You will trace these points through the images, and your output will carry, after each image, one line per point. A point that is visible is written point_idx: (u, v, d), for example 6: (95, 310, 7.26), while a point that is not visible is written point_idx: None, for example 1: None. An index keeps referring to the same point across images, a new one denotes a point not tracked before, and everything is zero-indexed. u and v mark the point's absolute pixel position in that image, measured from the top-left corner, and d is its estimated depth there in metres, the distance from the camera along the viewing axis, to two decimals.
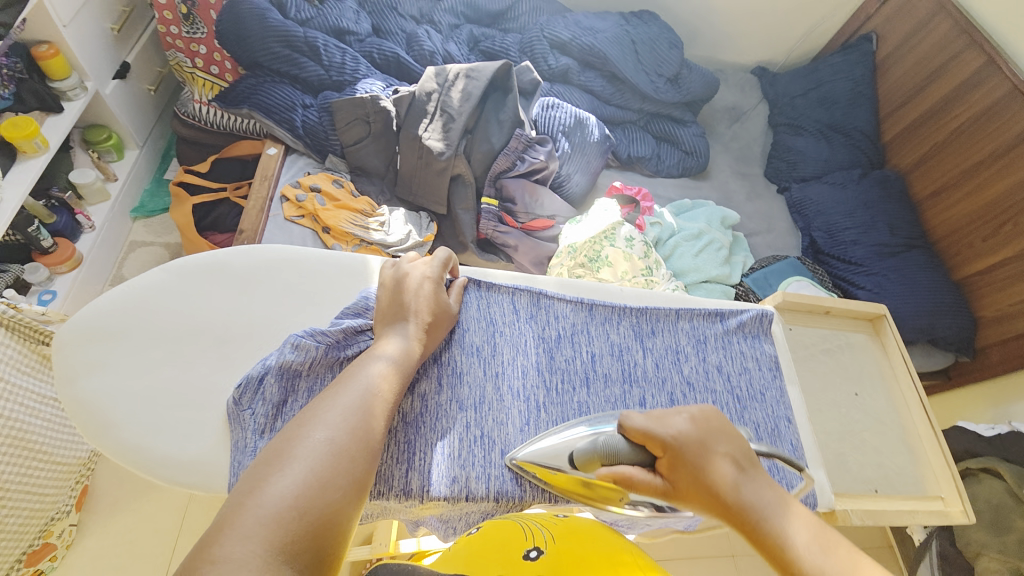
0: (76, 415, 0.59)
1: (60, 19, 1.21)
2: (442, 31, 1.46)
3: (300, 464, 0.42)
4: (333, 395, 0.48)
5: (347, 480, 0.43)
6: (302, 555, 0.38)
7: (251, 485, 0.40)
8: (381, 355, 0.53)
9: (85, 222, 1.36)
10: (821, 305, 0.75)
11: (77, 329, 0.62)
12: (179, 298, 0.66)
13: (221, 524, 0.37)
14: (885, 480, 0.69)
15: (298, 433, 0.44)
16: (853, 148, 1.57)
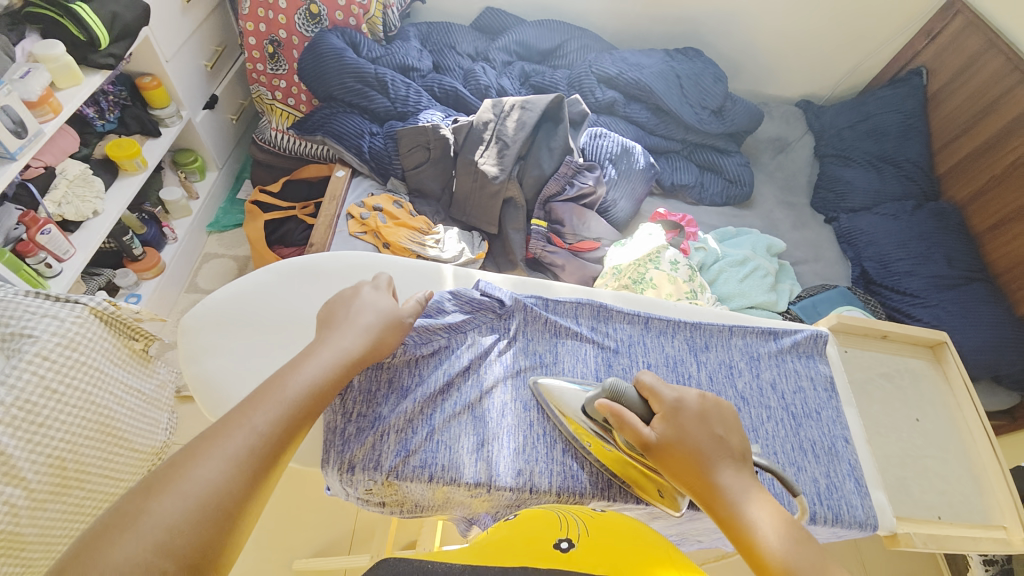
0: (195, 392, 0.65)
1: (164, 54, 1.36)
2: (497, 66, 1.57)
3: (213, 465, 0.44)
4: (260, 399, 0.50)
5: (249, 482, 0.45)
6: (190, 545, 0.40)
7: (170, 470, 0.43)
8: (315, 362, 0.55)
9: (169, 234, 1.51)
10: (878, 328, 0.75)
11: (201, 314, 0.69)
12: (284, 293, 0.71)
13: (123, 521, 0.39)
14: (949, 508, 0.67)
15: (217, 433, 0.47)
16: (904, 180, 1.55)
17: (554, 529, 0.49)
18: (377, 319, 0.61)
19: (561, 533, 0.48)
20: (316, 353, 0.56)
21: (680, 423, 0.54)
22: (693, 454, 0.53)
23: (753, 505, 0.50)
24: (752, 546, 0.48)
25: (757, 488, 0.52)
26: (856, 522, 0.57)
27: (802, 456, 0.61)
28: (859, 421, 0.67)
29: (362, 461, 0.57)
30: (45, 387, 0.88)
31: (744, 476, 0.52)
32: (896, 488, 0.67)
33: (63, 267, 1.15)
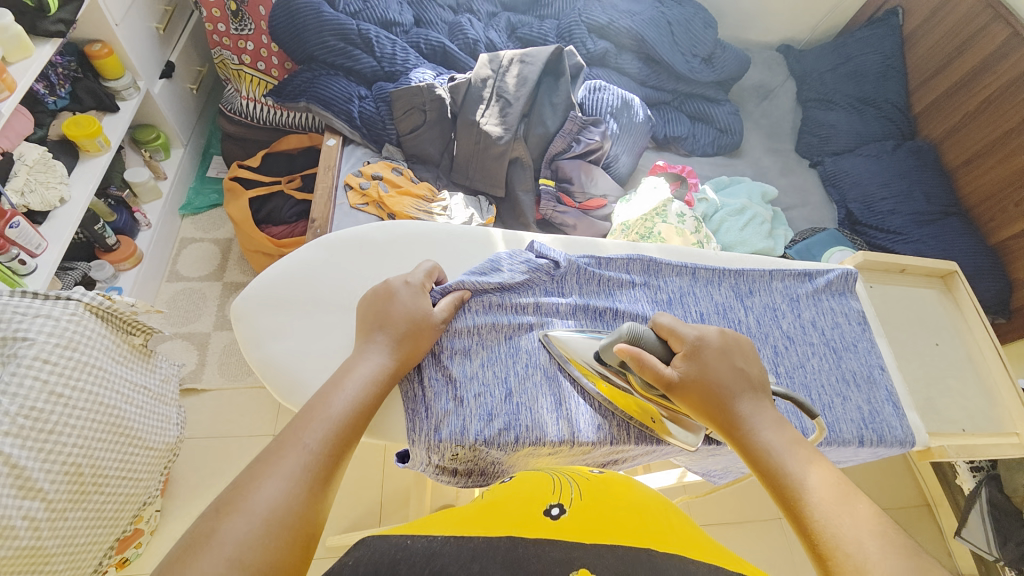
0: (263, 376, 0.62)
1: (113, 18, 1.21)
2: (482, 19, 1.48)
3: (276, 484, 0.43)
4: (311, 417, 0.49)
5: (315, 497, 0.44)
6: (276, 558, 0.39)
7: (241, 486, 0.43)
8: (364, 368, 0.55)
9: (141, 219, 1.40)
10: (897, 263, 0.88)
11: (253, 298, 0.65)
12: (335, 267, 0.68)
13: (195, 544, 0.38)
14: (969, 420, 0.82)
15: (275, 454, 0.45)
16: (885, 121, 1.60)
17: (544, 494, 0.47)
18: (409, 323, 0.59)
19: (552, 498, 0.46)
20: (355, 367, 0.55)
21: (701, 357, 0.57)
22: (712, 387, 0.55)
23: (769, 431, 0.53)
24: (767, 468, 0.51)
25: (774, 417, 0.54)
26: (898, 440, 0.67)
27: (847, 387, 0.69)
28: (887, 349, 0.77)
29: (447, 426, 0.57)
30: (50, 392, 0.81)
31: (762, 406, 0.55)
32: (925, 407, 0.80)
33: (37, 262, 1.05)
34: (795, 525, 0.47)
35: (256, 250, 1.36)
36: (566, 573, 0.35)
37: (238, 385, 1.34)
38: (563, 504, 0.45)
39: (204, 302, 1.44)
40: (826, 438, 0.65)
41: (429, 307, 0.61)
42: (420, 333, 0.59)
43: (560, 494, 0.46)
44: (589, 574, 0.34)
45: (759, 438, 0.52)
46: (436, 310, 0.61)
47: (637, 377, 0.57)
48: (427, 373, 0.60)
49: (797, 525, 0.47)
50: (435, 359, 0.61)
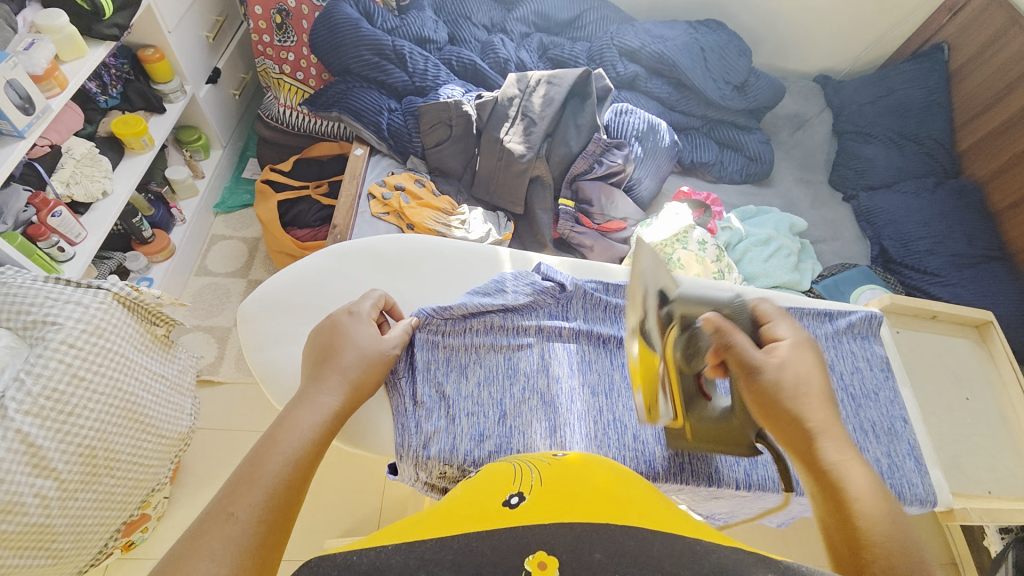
0: (262, 379, 0.63)
1: (166, 25, 1.29)
2: (515, 39, 1.51)
3: (204, 566, 0.37)
4: (244, 481, 0.43)
5: (254, 572, 0.38)
6: None
7: (166, 574, 0.36)
8: (301, 418, 0.50)
9: (177, 215, 1.46)
10: (929, 309, 0.84)
11: (260, 302, 0.66)
12: (342, 277, 0.69)
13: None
14: (997, 482, 0.78)
15: (202, 531, 0.39)
16: (926, 158, 1.54)
17: (505, 487, 0.46)
18: (356, 361, 0.56)
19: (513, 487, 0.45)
20: (293, 419, 0.50)
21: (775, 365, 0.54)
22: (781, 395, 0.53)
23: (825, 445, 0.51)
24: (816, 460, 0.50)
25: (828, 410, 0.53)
26: (918, 499, 0.63)
27: (864, 438, 0.66)
28: (911, 399, 0.73)
29: (436, 444, 0.57)
30: (72, 375, 0.84)
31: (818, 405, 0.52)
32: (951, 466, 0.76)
33: (75, 250, 1.11)
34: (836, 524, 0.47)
35: (281, 252, 1.40)
36: (522, 562, 0.34)
37: (252, 381, 1.37)
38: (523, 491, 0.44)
39: (227, 298, 1.49)
40: None
41: (377, 345, 0.59)
42: (368, 371, 0.57)
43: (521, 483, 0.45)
44: (549, 557, 0.34)
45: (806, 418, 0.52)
46: (386, 347, 0.59)
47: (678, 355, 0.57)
48: (420, 389, 0.60)
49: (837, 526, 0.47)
50: (432, 375, 0.61)
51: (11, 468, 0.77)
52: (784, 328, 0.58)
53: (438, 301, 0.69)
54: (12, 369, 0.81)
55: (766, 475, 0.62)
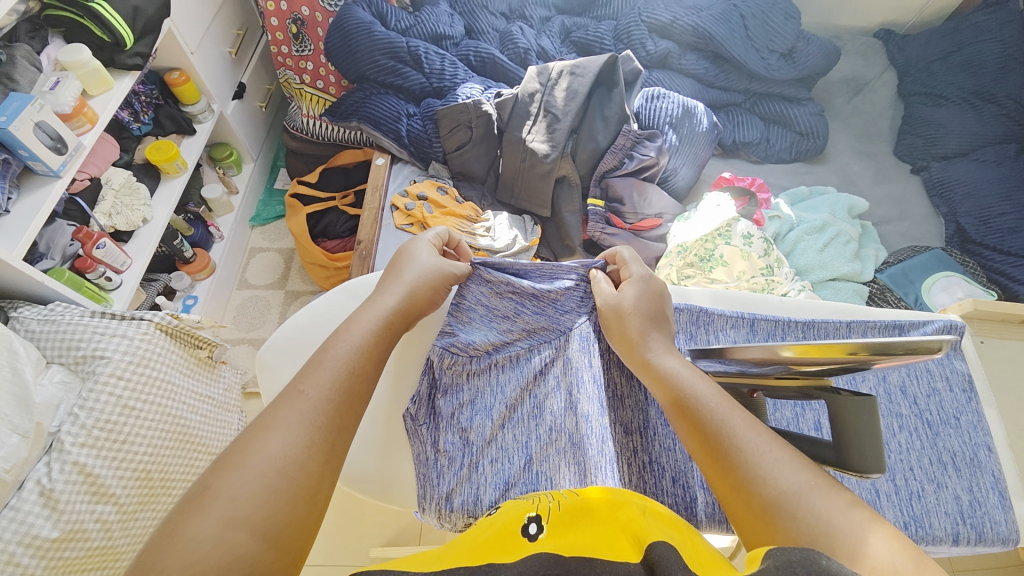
0: None
1: (189, 46, 1.30)
2: (535, 25, 1.43)
3: (278, 437, 0.40)
4: (316, 361, 0.47)
5: (318, 449, 0.41)
6: (279, 515, 0.37)
7: (245, 439, 0.40)
8: (363, 320, 0.52)
9: (215, 233, 1.50)
10: (1018, 314, 0.73)
11: (276, 350, 0.66)
12: None
13: (193, 502, 0.37)
14: None
15: (277, 405, 0.43)
16: (1007, 119, 1.34)
17: (522, 506, 0.45)
18: (415, 276, 0.59)
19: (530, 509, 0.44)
20: (357, 315, 0.53)
21: (619, 305, 0.58)
22: (632, 325, 0.56)
23: (683, 369, 0.50)
24: (679, 399, 0.47)
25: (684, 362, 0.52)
26: (1000, 540, 0.55)
27: (942, 471, 0.58)
28: (998, 422, 0.63)
29: (460, 495, 0.56)
30: (123, 406, 0.88)
31: (673, 347, 0.54)
32: None
33: (122, 278, 1.17)
34: (736, 492, 0.40)
35: (312, 264, 1.41)
36: None
37: None
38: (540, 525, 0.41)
39: (268, 310, 1.53)
40: (910, 534, 0.54)
41: (437, 264, 0.61)
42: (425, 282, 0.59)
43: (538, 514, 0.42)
44: None
45: (662, 362, 0.51)
46: (445, 267, 0.61)
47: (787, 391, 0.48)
48: (443, 435, 0.60)
49: (737, 497, 0.40)
50: (455, 420, 0.60)
51: (71, 497, 0.81)
52: None
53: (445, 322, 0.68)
54: (68, 404, 0.86)
55: None
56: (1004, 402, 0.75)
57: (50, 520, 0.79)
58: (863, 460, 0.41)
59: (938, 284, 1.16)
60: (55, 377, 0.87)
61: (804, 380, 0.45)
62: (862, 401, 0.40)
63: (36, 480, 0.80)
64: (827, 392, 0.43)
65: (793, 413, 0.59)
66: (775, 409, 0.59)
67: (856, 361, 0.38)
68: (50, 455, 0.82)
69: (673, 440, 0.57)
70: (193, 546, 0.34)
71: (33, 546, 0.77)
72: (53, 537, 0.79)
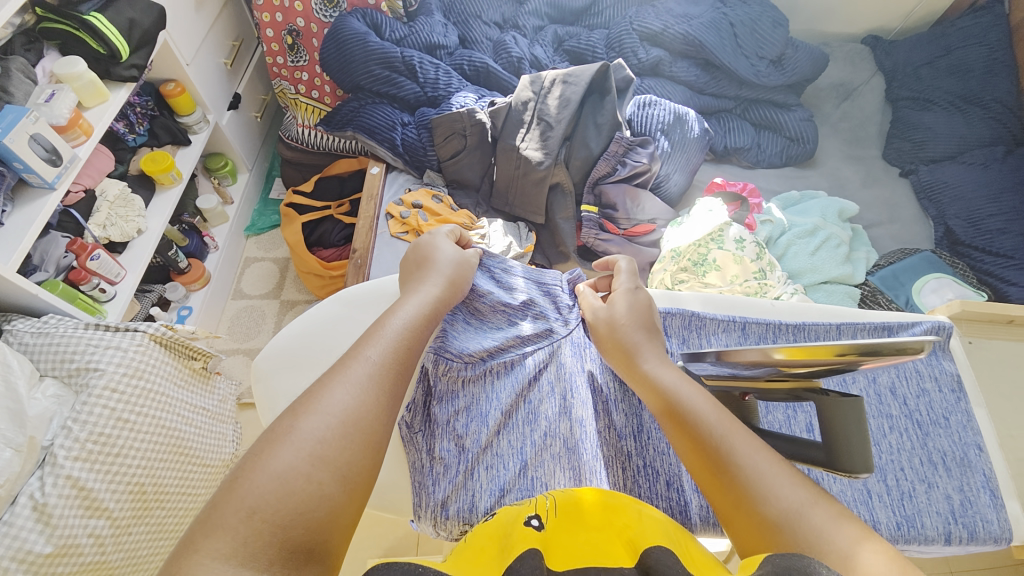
0: None
1: (184, 58, 1.31)
2: (528, 34, 1.45)
3: (347, 390, 0.42)
4: (375, 330, 0.50)
5: (384, 405, 0.43)
6: (350, 457, 0.39)
7: (314, 391, 0.43)
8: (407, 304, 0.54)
9: (210, 243, 1.50)
10: (1006, 314, 0.74)
11: (271, 360, 0.66)
12: (349, 325, 0.68)
13: (274, 439, 0.39)
14: None
15: (343, 365, 0.45)
16: (994, 122, 1.35)
17: (518, 509, 0.45)
18: (451, 263, 0.63)
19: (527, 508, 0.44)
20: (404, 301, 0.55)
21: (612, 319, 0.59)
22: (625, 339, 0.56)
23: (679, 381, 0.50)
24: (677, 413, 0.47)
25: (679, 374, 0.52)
26: (992, 538, 0.55)
27: (933, 471, 0.58)
28: (988, 422, 0.63)
29: (455, 503, 0.56)
30: (116, 418, 0.88)
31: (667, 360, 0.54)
32: None
33: (116, 289, 1.16)
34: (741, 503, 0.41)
35: (308, 273, 1.42)
36: None
37: None
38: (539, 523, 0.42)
39: (263, 319, 1.53)
40: (903, 534, 0.54)
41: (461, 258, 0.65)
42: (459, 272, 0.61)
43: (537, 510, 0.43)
44: None
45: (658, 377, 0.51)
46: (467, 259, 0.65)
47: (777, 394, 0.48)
48: (438, 442, 0.59)
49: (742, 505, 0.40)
50: (450, 427, 0.60)
51: (63, 511, 0.80)
52: None
53: None
54: (61, 418, 0.86)
55: None
56: (994, 402, 0.76)
57: (43, 535, 0.79)
58: (851, 461, 0.41)
59: (929, 286, 1.17)
60: (48, 391, 0.87)
61: (794, 382, 0.46)
62: (849, 400, 0.41)
63: (30, 495, 0.80)
64: (815, 393, 0.44)
65: (785, 415, 0.60)
66: (768, 412, 0.60)
67: (842, 362, 0.39)
68: (43, 469, 0.82)
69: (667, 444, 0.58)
70: (279, 475, 0.37)
71: (26, 561, 0.77)
72: (47, 551, 0.78)
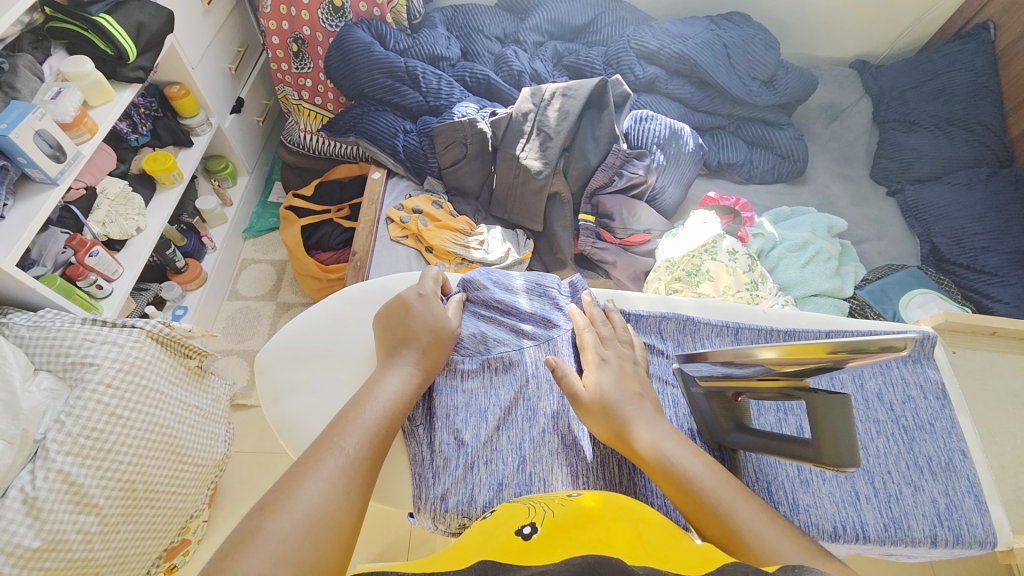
0: (280, 433, 0.63)
1: (190, 61, 1.33)
2: (529, 49, 1.49)
3: (317, 485, 0.45)
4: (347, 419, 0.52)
5: (350, 502, 0.46)
6: (315, 555, 0.41)
7: (291, 481, 0.46)
8: (386, 387, 0.57)
9: (208, 244, 1.51)
10: (988, 326, 0.77)
11: (275, 352, 0.67)
12: (354, 321, 0.69)
13: (246, 536, 0.41)
14: None
15: (316, 456, 0.48)
16: (977, 145, 1.40)
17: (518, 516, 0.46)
18: (427, 336, 0.62)
19: (525, 519, 0.45)
20: (382, 381, 0.57)
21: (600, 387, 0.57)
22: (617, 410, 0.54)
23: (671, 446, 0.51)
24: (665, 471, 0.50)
25: (670, 430, 0.54)
26: (975, 540, 0.57)
27: (919, 475, 0.60)
28: (972, 429, 0.65)
29: (454, 496, 0.56)
30: (110, 414, 0.87)
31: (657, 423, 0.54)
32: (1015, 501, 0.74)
33: (113, 287, 1.16)
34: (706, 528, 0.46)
35: (306, 275, 1.42)
36: None
37: None
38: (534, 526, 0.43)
39: (258, 321, 1.53)
40: (890, 536, 0.56)
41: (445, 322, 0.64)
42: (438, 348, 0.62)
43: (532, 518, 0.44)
44: None
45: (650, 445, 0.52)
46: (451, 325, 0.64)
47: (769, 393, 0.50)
48: (438, 436, 0.60)
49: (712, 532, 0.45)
50: (449, 421, 0.60)
51: (53, 506, 0.80)
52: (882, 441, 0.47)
53: None
54: (54, 412, 0.85)
55: (812, 522, 0.55)
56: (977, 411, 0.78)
57: (31, 529, 0.78)
58: (839, 455, 0.43)
59: (915, 301, 1.20)
60: (42, 384, 0.86)
61: (784, 381, 0.47)
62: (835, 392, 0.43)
63: (20, 488, 0.79)
64: (805, 391, 0.45)
65: (777, 418, 0.61)
66: (760, 414, 0.61)
67: (830, 360, 0.40)
68: (34, 463, 0.81)
69: None
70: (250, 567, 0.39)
71: (14, 555, 0.77)
72: (35, 546, 0.78)
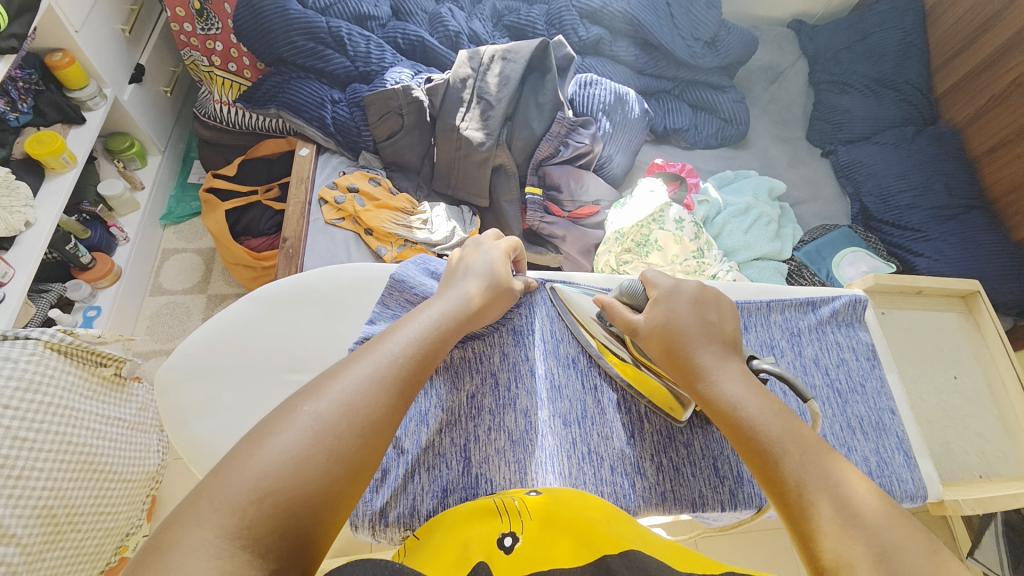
0: (190, 457, 0.60)
1: (71, 23, 1.14)
2: (465, 7, 1.39)
3: (289, 435, 0.38)
4: (359, 354, 0.46)
5: (333, 461, 0.38)
6: (264, 539, 0.34)
7: (264, 431, 0.39)
8: (405, 333, 0.50)
9: (118, 235, 1.35)
10: (914, 286, 0.85)
11: (178, 368, 0.62)
12: (269, 328, 0.65)
13: (212, 480, 0.36)
14: (987, 465, 0.81)
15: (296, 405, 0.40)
16: (904, 104, 1.46)
17: (490, 521, 0.45)
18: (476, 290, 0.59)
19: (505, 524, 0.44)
20: (405, 325, 0.52)
21: (670, 305, 0.55)
22: (680, 336, 0.53)
23: (733, 382, 0.49)
24: (733, 421, 0.47)
25: (740, 370, 0.50)
26: (908, 495, 0.59)
27: (852, 436, 0.62)
28: (900, 386, 0.69)
29: (395, 509, 0.56)
30: (12, 437, 0.78)
31: (729, 359, 0.51)
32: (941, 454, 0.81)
33: (3, 292, 1.03)
34: (800, 548, 0.40)
35: (237, 264, 1.30)
36: None
37: None
38: (516, 531, 0.43)
39: (188, 317, 1.41)
40: None
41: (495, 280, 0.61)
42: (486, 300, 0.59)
43: (511, 520, 0.44)
44: None
45: (723, 391, 0.49)
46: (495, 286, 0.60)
47: (631, 339, 0.58)
48: None
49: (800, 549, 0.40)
50: None
51: None
52: (679, 303, 0.55)
53: (351, 328, 0.66)
54: None
55: (755, 491, 0.59)
56: (906, 370, 0.85)
57: None
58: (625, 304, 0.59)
59: (846, 260, 1.26)
60: None
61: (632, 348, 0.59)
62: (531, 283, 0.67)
63: None
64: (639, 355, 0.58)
65: None
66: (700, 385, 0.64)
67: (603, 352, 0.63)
68: None
69: (609, 429, 0.61)
70: (194, 552, 0.32)
71: None
72: None
